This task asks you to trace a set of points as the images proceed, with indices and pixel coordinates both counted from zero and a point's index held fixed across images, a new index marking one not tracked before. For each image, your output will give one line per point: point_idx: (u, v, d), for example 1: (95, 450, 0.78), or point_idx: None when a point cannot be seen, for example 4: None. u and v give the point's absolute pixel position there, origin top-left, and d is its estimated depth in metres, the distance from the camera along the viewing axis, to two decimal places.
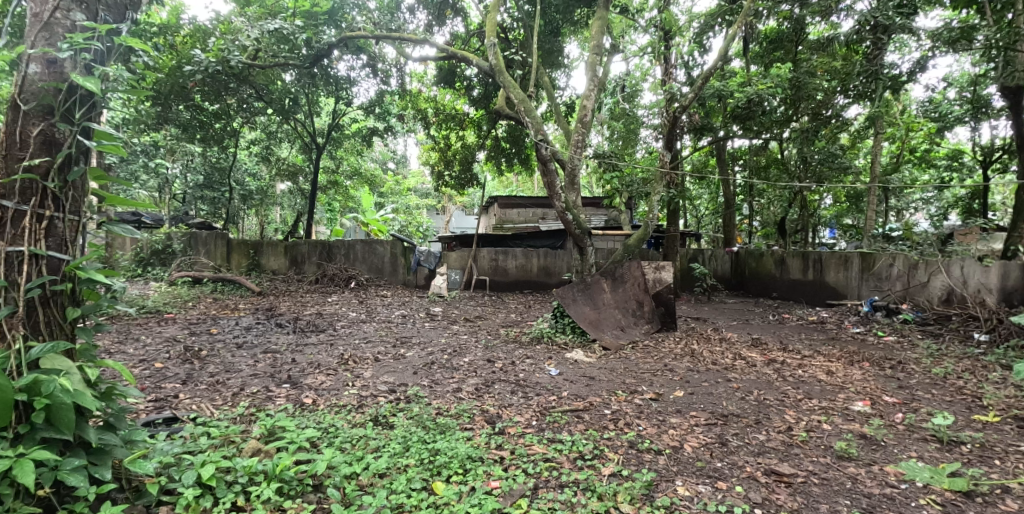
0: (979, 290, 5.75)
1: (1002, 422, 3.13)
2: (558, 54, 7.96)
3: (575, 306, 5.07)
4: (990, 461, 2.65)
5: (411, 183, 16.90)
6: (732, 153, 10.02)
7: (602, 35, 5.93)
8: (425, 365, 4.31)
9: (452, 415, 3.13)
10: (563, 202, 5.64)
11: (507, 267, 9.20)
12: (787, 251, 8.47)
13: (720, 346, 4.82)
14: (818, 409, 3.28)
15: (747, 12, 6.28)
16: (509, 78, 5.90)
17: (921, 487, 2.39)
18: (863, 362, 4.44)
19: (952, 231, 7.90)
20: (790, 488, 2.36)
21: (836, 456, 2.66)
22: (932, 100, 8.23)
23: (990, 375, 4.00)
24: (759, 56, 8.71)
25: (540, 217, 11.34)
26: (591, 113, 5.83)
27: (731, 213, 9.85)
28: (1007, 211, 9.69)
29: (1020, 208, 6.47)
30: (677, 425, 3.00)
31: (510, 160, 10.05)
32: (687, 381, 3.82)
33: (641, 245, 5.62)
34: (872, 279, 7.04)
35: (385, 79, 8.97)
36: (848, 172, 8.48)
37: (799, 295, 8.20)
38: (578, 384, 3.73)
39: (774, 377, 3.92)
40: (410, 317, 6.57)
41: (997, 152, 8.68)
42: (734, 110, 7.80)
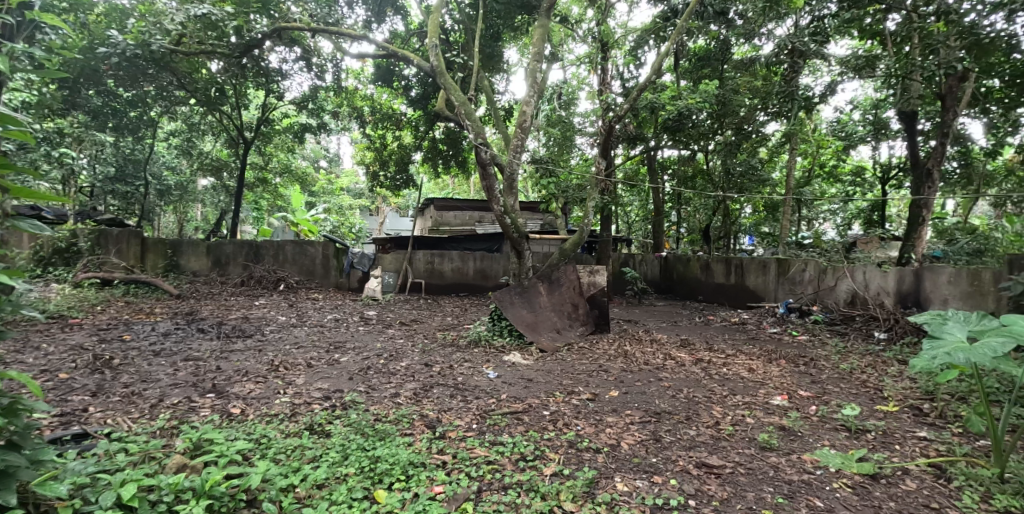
0: (879, 293, 6.31)
1: (899, 411, 3.48)
2: (498, 59, 8.01)
3: (512, 309, 5.12)
4: (891, 447, 2.93)
5: (343, 182, 16.38)
6: (662, 162, 10.45)
7: (543, 43, 6.03)
8: (360, 370, 4.20)
9: (392, 421, 3.08)
10: (501, 206, 5.66)
11: (443, 270, 9.14)
12: (712, 257, 8.97)
13: (651, 347, 5.02)
14: (742, 404, 3.49)
15: (679, 29, 6.60)
16: (449, 79, 5.86)
17: (834, 472, 2.60)
18: (780, 360, 4.77)
19: (855, 239, 8.61)
20: (720, 479, 2.50)
21: (758, 447, 2.85)
22: (840, 121, 9.13)
23: (888, 369, 4.42)
24: (688, 72, 9.19)
25: (477, 220, 11.34)
26: (531, 119, 5.90)
27: (660, 220, 10.30)
28: (902, 223, 10.73)
29: (913, 219, 7.18)
30: (613, 424, 3.10)
31: (447, 163, 10.00)
32: (621, 381, 3.94)
33: (576, 250, 5.75)
34: (787, 282, 7.55)
35: (320, 74, 8.63)
36: (766, 184, 9.07)
37: (722, 297, 8.67)
38: (517, 387, 3.76)
39: (701, 375, 4.13)
40: (343, 322, 6.37)
41: (894, 170, 9.62)
42: (666, 122, 8.19)
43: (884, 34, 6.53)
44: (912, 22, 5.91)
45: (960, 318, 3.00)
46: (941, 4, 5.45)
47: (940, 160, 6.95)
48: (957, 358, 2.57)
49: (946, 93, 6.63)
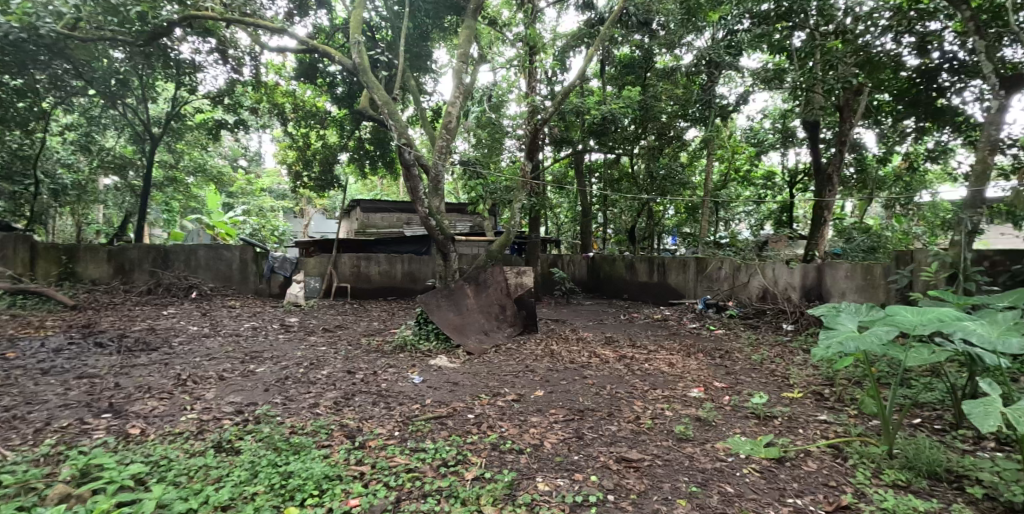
0: (786, 288, 6.76)
1: (803, 397, 3.73)
2: (426, 59, 7.88)
3: (439, 312, 5.04)
4: (795, 431, 3.13)
5: (264, 183, 15.52)
6: (589, 165, 10.70)
7: (470, 44, 5.99)
8: (278, 380, 3.98)
9: (308, 433, 2.93)
10: (426, 207, 5.56)
11: (370, 274, 8.87)
12: (636, 256, 9.28)
13: (577, 346, 5.10)
14: (661, 397, 3.62)
15: (602, 36, 6.79)
16: (372, 77, 5.68)
17: (744, 459, 2.74)
18: (698, 354, 4.99)
19: (766, 238, 9.18)
20: (638, 472, 2.57)
21: (676, 439, 2.95)
22: (753, 129, 9.78)
23: (794, 359, 4.74)
24: (614, 78, 9.43)
25: (405, 222, 11.12)
26: (457, 120, 5.85)
27: (588, 221, 10.56)
28: (807, 224, 11.59)
29: (817, 220, 7.75)
30: (537, 424, 3.11)
31: (374, 163, 9.75)
32: (546, 380, 3.97)
33: (503, 251, 5.76)
34: (705, 280, 7.93)
35: (237, 67, 8.04)
36: (687, 188, 9.49)
37: (646, 295, 9.00)
38: (442, 391, 3.70)
39: (624, 372, 4.24)
40: (262, 330, 6.02)
41: (800, 175, 10.37)
42: (592, 126, 8.41)
43: (792, 50, 7.00)
44: (816, 40, 6.32)
45: (851, 309, 3.25)
46: (839, 22, 5.94)
47: (838, 165, 7.60)
48: (849, 346, 2.79)
49: (843, 105, 7.29)
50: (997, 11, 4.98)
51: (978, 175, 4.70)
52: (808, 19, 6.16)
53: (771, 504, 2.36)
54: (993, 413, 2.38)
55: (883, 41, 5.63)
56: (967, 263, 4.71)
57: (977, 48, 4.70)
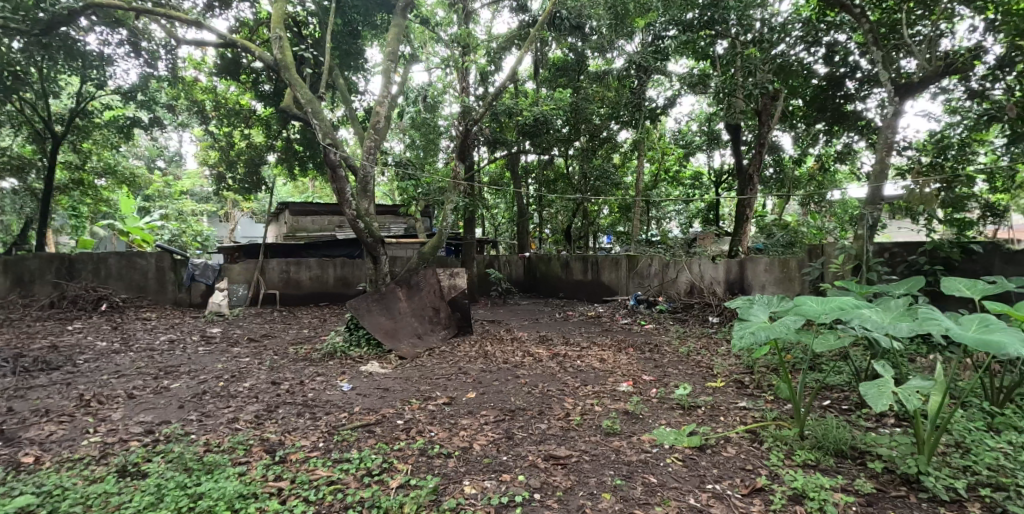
0: (712, 283, 7.10)
1: (725, 385, 3.91)
2: (356, 57, 7.65)
3: (370, 317, 4.92)
4: (717, 418, 3.28)
5: (184, 185, 14.59)
6: (524, 166, 10.77)
7: (399, 43, 5.86)
8: (195, 396, 3.75)
9: (224, 450, 2.77)
10: (354, 209, 5.40)
11: (301, 280, 8.53)
12: (571, 255, 9.46)
13: (512, 346, 5.12)
14: (592, 393, 3.69)
15: (533, 39, 6.84)
16: (296, 75, 5.45)
17: (668, 449, 2.84)
18: (628, 349, 5.14)
19: (694, 235, 9.59)
20: (565, 469, 2.62)
21: (604, 433, 3.02)
22: (681, 131, 10.20)
23: (717, 349, 4.98)
24: (548, 81, 9.48)
25: (338, 224, 10.80)
26: (386, 120, 5.73)
27: (524, 222, 10.65)
28: (733, 221, 12.19)
29: (739, 218, 8.17)
30: (467, 426, 3.10)
31: (303, 165, 9.40)
32: (479, 381, 3.97)
33: (436, 253, 5.72)
34: (636, 276, 8.21)
35: (151, 61, 7.49)
36: (619, 187, 9.76)
37: (582, 293, 9.21)
38: (371, 397, 3.61)
39: (556, 369, 4.31)
40: (179, 343, 5.64)
41: (725, 175, 10.90)
42: (525, 127, 8.47)
43: (714, 56, 7.32)
44: (737, 48, 6.62)
45: (763, 301, 3.43)
46: (757, 32, 6.28)
47: (758, 166, 8.07)
48: (760, 335, 2.94)
49: (761, 110, 7.74)
50: (894, 25, 5.39)
51: (876, 173, 5.12)
52: (729, 27, 6.44)
53: (691, 492, 2.46)
54: (886, 393, 2.58)
55: (796, 50, 5.99)
56: (868, 255, 5.10)
57: (876, 58, 5.09)
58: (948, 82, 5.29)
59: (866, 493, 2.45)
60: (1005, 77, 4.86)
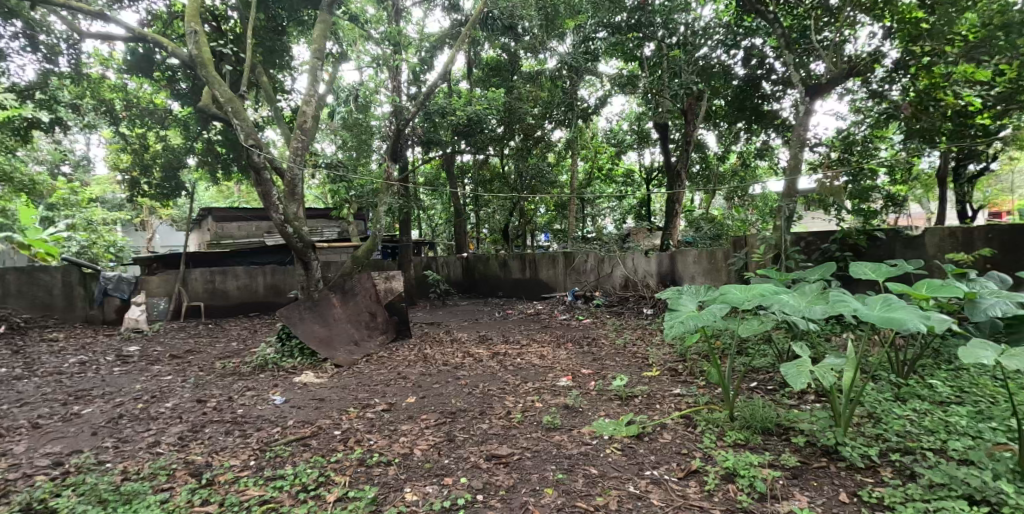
0: (645, 276, 7.38)
1: (660, 374, 4.07)
2: (282, 55, 7.29)
3: (302, 325, 4.75)
4: (653, 406, 3.40)
5: (93, 192, 13.48)
6: (460, 166, 10.72)
7: (326, 40, 5.63)
8: (110, 420, 3.47)
9: (145, 477, 2.58)
10: (282, 214, 5.15)
11: (228, 289, 8.09)
12: (509, 254, 9.57)
13: (451, 347, 5.09)
14: (532, 390, 3.74)
15: (465, 38, 6.74)
16: (214, 73, 5.14)
17: (607, 439, 2.92)
18: (567, 344, 5.23)
19: (627, 231, 9.90)
20: (507, 467, 2.65)
21: (545, 429, 3.07)
22: (612, 130, 10.50)
23: (652, 340, 5.18)
24: (482, 80, 9.44)
25: (266, 230, 10.32)
26: (313, 120, 5.50)
27: (461, 222, 10.62)
28: (663, 216, 12.66)
29: (670, 213, 8.49)
30: (407, 432, 3.06)
31: (227, 168, 8.88)
32: (419, 385, 3.92)
33: (369, 257, 5.60)
34: (574, 272, 8.40)
35: (51, 56, 6.86)
36: (555, 186, 9.89)
37: (521, 292, 9.31)
38: (306, 409, 3.48)
39: (497, 368, 4.32)
40: (91, 364, 5.20)
41: (654, 172, 11.31)
42: (458, 127, 8.41)
43: (641, 58, 7.53)
44: (663, 50, 6.86)
45: (691, 291, 3.59)
46: (681, 34, 6.54)
47: (685, 163, 8.42)
48: (690, 324, 3.08)
49: (687, 110, 8.05)
50: (803, 30, 5.72)
51: (792, 168, 5.47)
52: (655, 31, 6.68)
53: (631, 479, 2.54)
54: (804, 373, 2.75)
55: (717, 53, 6.33)
56: (786, 244, 5.41)
57: (789, 61, 5.41)
58: (853, 84, 5.74)
59: (792, 467, 2.61)
60: (900, 80, 5.32)
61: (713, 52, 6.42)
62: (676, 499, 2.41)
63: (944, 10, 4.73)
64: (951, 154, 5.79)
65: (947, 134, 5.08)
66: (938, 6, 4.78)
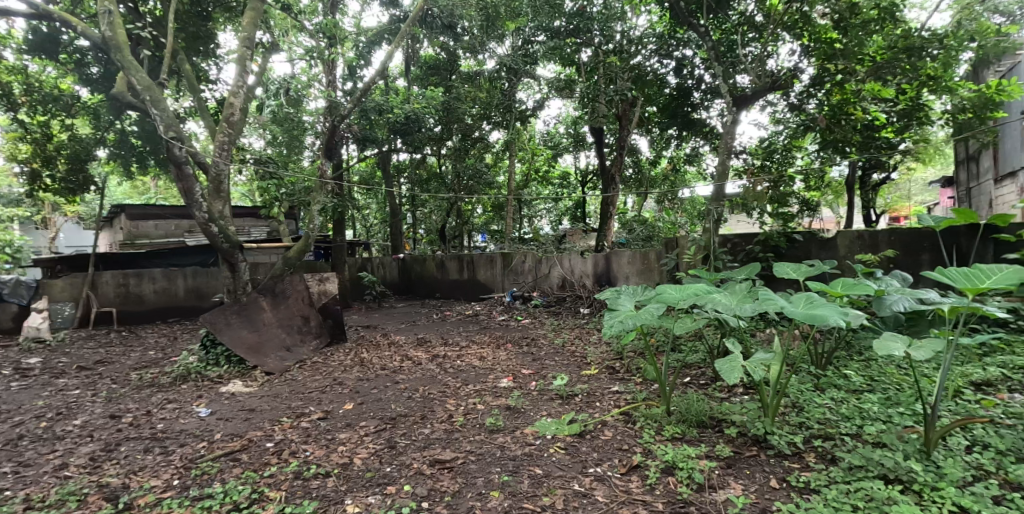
0: (582, 276, 7.53)
1: (598, 372, 4.16)
2: (206, 42, 6.83)
3: (229, 331, 4.47)
4: (594, 404, 3.47)
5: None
6: (396, 166, 10.49)
7: (256, 28, 5.31)
8: (5, 442, 3.10)
9: (49, 505, 2.33)
10: (206, 212, 4.82)
11: (143, 293, 7.48)
12: (446, 255, 9.46)
13: (389, 351, 4.96)
14: (473, 392, 3.71)
15: (403, 34, 6.55)
16: (131, 58, 4.73)
17: (550, 439, 2.95)
18: (506, 345, 5.24)
19: (563, 232, 10.06)
20: (451, 472, 2.60)
21: (488, 431, 3.05)
22: (549, 134, 10.67)
23: (589, 339, 5.29)
24: (420, 78, 9.28)
25: (186, 230, 9.61)
26: (242, 113, 5.19)
27: (397, 223, 10.39)
28: (597, 217, 12.97)
29: (605, 215, 8.73)
30: (346, 440, 2.95)
31: (143, 162, 8.21)
32: (357, 391, 3.78)
33: (302, 258, 5.35)
34: (511, 273, 8.42)
35: None
36: (492, 186, 9.90)
37: (458, 292, 9.23)
38: (235, 421, 3.27)
39: (437, 371, 4.25)
40: None
41: (589, 175, 11.57)
42: (395, 126, 8.22)
43: (579, 63, 7.67)
44: (600, 56, 7.03)
45: (629, 291, 3.69)
46: (618, 42, 6.74)
47: (619, 167, 8.69)
48: (629, 324, 3.16)
49: (622, 115, 8.28)
50: (730, 45, 6.03)
51: (720, 174, 5.77)
52: (592, 37, 6.84)
53: (575, 478, 2.57)
54: (736, 368, 2.89)
55: (651, 62, 6.57)
56: (714, 245, 5.69)
57: (718, 72, 5.68)
58: (774, 97, 6.13)
59: (726, 457, 2.74)
60: (816, 95, 5.75)
61: (647, 61, 6.65)
62: (620, 494, 2.45)
63: (854, 32, 5.02)
64: (859, 164, 6.33)
65: (856, 144, 5.70)
66: (849, 28, 5.01)
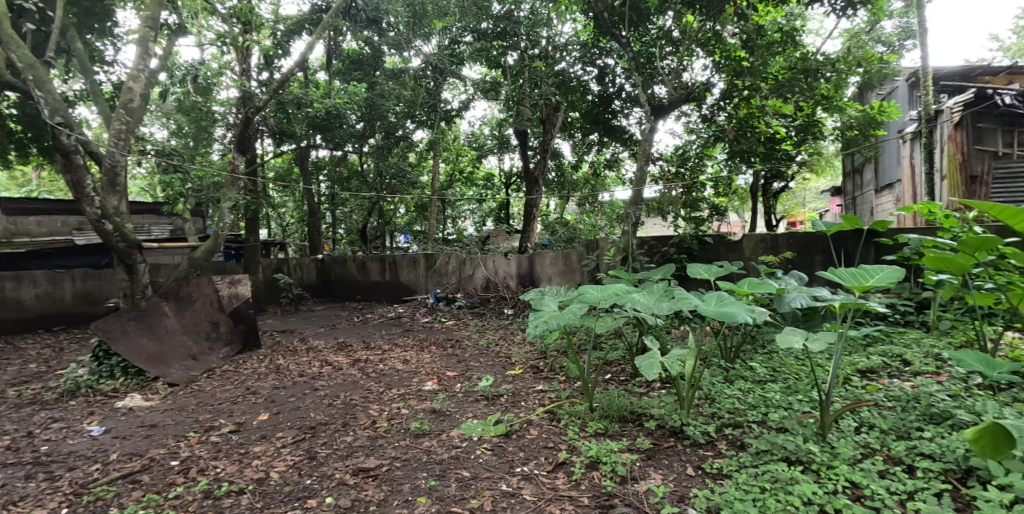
0: (506, 278, 7.59)
1: (523, 371, 4.21)
2: (102, 19, 6.18)
3: (125, 340, 4.07)
4: (518, 404, 3.51)
5: None
6: (315, 162, 10.04)
7: (161, 8, 4.86)
8: None
9: None
10: (98, 207, 4.35)
11: (20, 298, 6.58)
12: (366, 256, 9.18)
13: (307, 356, 4.72)
14: (397, 397, 3.62)
15: (325, 25, 6.25)
16: (10, 31, 4.18)
17: (476, 441, 2.94)
18: (430, 347, 5.17)
19: (487, 233, 10.09)
20: (376, 480, 2.53)
21: (413, 436, 2.99)
22: (473, 135, 10.69)
23: (513, 339, 5.34)
24: (342, 72, 8.95)
25: (76, 227, 8.60)
26: (143, 99, 4.74)
27: (315, 222, 9.94)
28: (520, 219, 13.12)
29: (528, 217, 8.87)
30: (261, 454, 2.77)
31: (21, 149, 7.28)
32: (272, 400, 3.57)
33: (210, 259, 4.97)
34: (435, 274, 8.32)
35: None
36: (415, 186, 9.69)
37: (380, 294, 8.98)
38: (133, 438, 2.98)
39: (359, 376, 4.11)
40: None
41: (513, 177, 11.70)
42: (314, 121, 7.96)
43: (504, 66, 7.73)
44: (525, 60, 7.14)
45: (553, 292, 3.76)
46: (542, 47, 6.91)
47: (542, 170, 8.87)
48: (553, 323, 3.22)
49: (546, 119, 8.46)
50: (648, 56, 6.34)
51: (638, 179, 6.06)
52: (519, 41, 6.95)
53: (502, 478, 2.58)
54: (654, 364, 3.02)
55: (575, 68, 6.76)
56: (632, 247, 5.94)
57: (638, 82, 5.94)
58: (687, 108, 6.52)
59: (646, 449, 2.86)
60: (724, 108, 6.17)
61: (573, 67, 6.85)
62: (546, 492, 2.50)
63: (760, 53, 5.43)
64: (761, 173, 6.87)
65: (760, 155, 6.15)
66: (755, 48, 5.39)
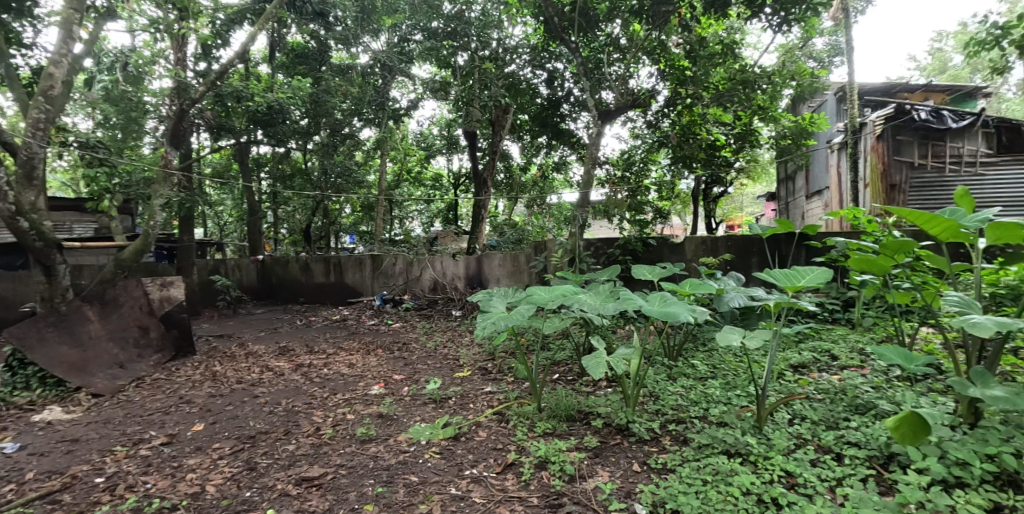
0: (454, 279, 7.56)
1: (471, 373, 4.20)
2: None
3: (41, 348, 3.76)
4: (467, 406, 3.50)
5: None
6: (255, 159, 9.62)
7: None
8: None
9: None
10: (12, 203, 4.00)
11: None
12: (309, 257, 8.89)
13: (245, 362, 4.52)
14: (342, 402, 3.53)
15: (268, 16, 5.99)
16: None
17: (425, 444, 2.91)
18: (376, 350, 5.06)
19: (435, 234, 9.99)
20: (321, 490, 2.45)
21: (359, 442, 2.92)
22: (422, 134, 10.56)
23: (461, 341, 5.32)
24: (285, 66, 8.61)
25: None
26: (65, 87, 4.39)
27: (255, 221, 9.52)
28: (469, 220, 13.05)
29: (477, 218, 8.87)
30: (196, 466, 2.63)
31: None
32: (208, 409, 3.39)
33: (139, 260, 4.67)
34: (381, 276, 8.17)
35: None
36: (362, 185, 9.46)
37: (324, 297, 8.72)
38: (52, 454, 2.76)
39: (302, 382, 3.97)
40: None
41: (462, 178, 11.62)
42: (255, 115, 7.41)
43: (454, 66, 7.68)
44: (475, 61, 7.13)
45: (501, 294, 3.78)
46: (493, 49, 6.94)
47: (491, 172, 8.88)
48: (501, 325, 3.24)
49: (495, 121, 8.47)
50: (596, 62, 6.47)
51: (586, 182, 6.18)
52: (469, 41, 7.06)
53: (452, 481, 2.57)
54: (601, 363, 3.09)
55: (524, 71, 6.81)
56: (579, 250, 6.05)
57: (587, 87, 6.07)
58: (633, 114, 6.71)
59: (594, 447, 2.92)
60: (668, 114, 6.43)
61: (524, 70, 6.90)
62: (496, 493, 2.51)
63: (702, 63, 5.72)
64: (703, 179, 7.24)
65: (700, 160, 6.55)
66: (698, 59, 5.69)
